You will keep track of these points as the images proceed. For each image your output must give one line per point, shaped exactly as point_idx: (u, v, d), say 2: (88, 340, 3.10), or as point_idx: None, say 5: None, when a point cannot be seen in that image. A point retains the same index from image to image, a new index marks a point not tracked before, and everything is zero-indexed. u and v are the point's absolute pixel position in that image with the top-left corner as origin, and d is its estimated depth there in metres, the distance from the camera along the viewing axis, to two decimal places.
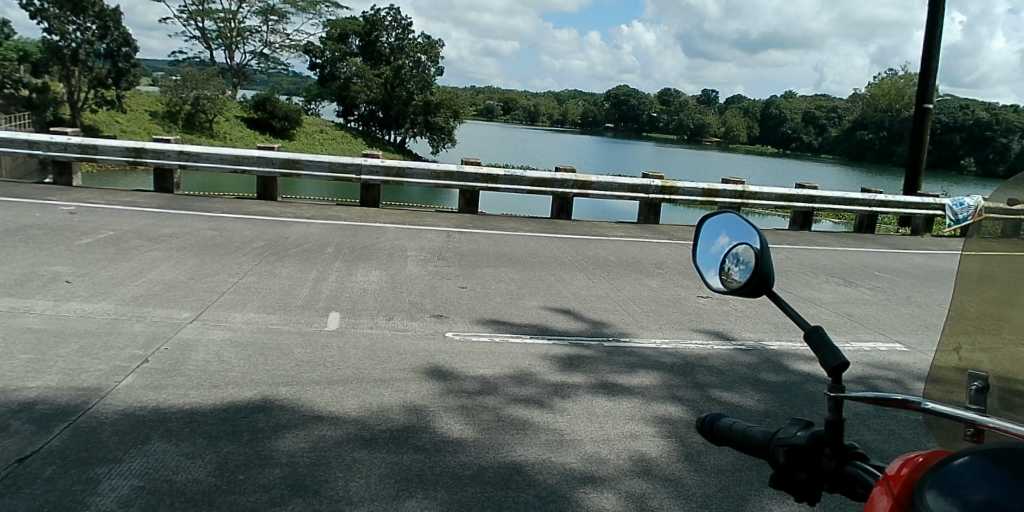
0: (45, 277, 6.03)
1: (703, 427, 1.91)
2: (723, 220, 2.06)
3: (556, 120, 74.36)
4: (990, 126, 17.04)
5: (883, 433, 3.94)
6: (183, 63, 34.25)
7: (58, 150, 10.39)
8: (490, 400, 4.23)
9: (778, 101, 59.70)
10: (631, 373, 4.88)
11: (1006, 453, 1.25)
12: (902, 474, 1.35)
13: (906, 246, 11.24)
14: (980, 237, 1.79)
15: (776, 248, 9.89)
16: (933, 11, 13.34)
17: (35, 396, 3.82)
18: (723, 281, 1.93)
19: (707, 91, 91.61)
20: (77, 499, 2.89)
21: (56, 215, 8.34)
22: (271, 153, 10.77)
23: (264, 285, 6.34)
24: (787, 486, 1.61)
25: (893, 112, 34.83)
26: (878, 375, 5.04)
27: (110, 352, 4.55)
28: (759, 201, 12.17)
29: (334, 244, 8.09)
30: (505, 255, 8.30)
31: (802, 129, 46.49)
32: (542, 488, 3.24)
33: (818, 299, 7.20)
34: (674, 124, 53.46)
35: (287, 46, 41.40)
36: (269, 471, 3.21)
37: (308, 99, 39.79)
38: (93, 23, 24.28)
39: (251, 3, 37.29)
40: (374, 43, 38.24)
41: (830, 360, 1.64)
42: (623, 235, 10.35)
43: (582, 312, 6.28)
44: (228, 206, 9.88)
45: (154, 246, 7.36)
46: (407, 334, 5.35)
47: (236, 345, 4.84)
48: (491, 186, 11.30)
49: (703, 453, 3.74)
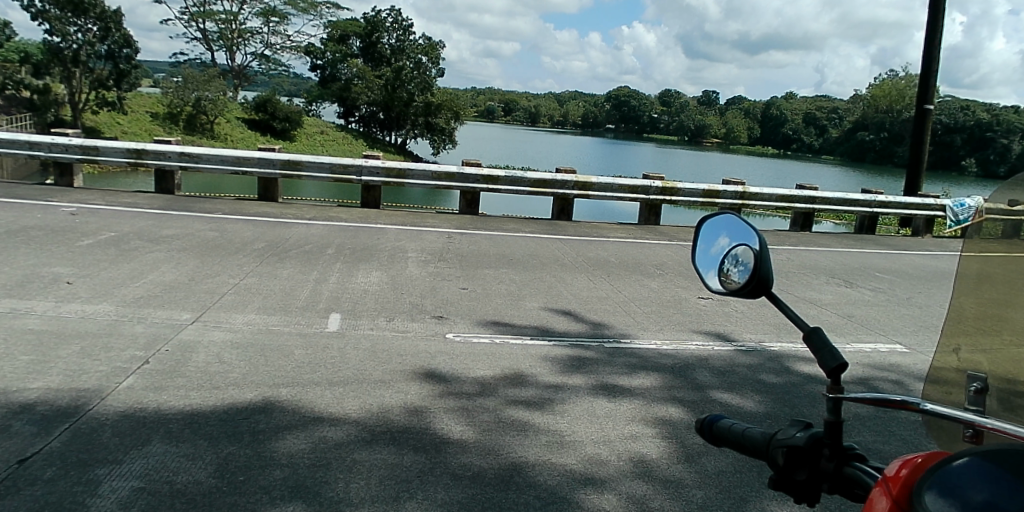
0: (45, 278, 6.04)
1: (703, 428, 1.91)
2: (724, 222, 2.06)
3: (556, 121, 74.39)
4: (990, 127, 17.05)
5: (884, 434, 3.94)
6: (184, 64, 34.31)
7: (59, 151, 10.40)
8: (490, 401, 4.23)
9: (779, 102, 59.71)
10: (631, 374, 4.87)
11: (1006, 454, 1.25)
12: (901, 476, 1.35)
13: (907, 247, 11.23)
14: (980, 238, 1.79)
15: (777, 249, 9.89)
16: (933, 12, 13.35)
17: (36, 397, 3.82)
18: (723, 283, 1.92)
19: (708, 93, 91.64)
20: (77, 500, 2.89)
21: (57, 216, 8.34)
22: (271, 155, 10.78)
23: (266, 286, 6.34)
24: (786, 488, 1.60)
25: (894, 114, 34.87)
26: (878, 376, 5.03)
27: (111, 353, 4.55)
28: (759, 202, 12.18)
29: (335, 246, 8.09)
30: (506, 256, 8.31)
31: (802, 130, 46.49)
32: (542, 489, 3.25)
33: (818, 300, 7.20)
34: (674, 125, 53.48)
35: (288, 47, 41.46)
36: (270, 473, 3.22)
37: (308, 100, 39.84)
38: (94, 25, 24.30)
39: (252, 5, 37.36)
40: (375, 45, 38.35)
41: (829, 361, 1.64)
42: (624, 236, 10.35)
43: (583, 313, 6.28)
44: (228, 207, 9.89)
45: (155, 247, 7.36)
46: (407, 335, 5.35)
47: (236, 346, 4.84)
48: (492, 188, 11.31)
49: (703, 454, 3.73)
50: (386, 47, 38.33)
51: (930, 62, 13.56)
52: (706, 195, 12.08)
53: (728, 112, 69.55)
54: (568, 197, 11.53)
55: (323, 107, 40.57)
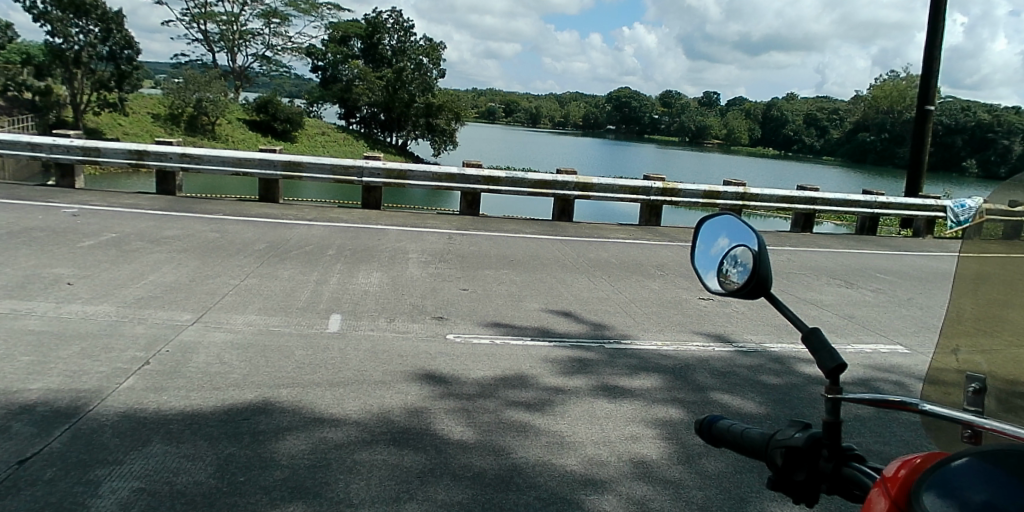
0: (46, 279, 6.04)
1: (702, 428, 1.91)
2: (724, 222, 2.05)
3: (556, 122, 74.36)
4: (992, 128, 16.96)
5: (884, 435, 3.93)
6: (185, 65, 34.34)
7: (60, 153, 10.41)
8: (490, 403, 4.22)
9: (780, 103, 59.69)
10: (632, 375, 4.87)
11: (1006, 456, 1.25)
12: (899, 476, 1.35)
13: (907, 248, 11.22)
14: (981, 239, 1.79)
15: (778, 251, 9.88)
16: (934, 14, 13.35)
17: (36, 398, 3.83)
18: (722, 283, 1.92)
19: (709, 94, 91.62)
20: (77, 501, 2.89)
21: (57, 217, 8.35)
22: (272, 156, 10.78)
23: (267, 287, 6.34)
24: (784, 488, 1.60)
25: (896, 114, 34.83)
26: (879, 377, 5.02)
27: (111, 354, 4.55)
28: (760, 203, 12.17)
29: (335, 247, 8.09)
30: (506, 257, 8.30)
31: (803, 131, 46.45)
32: (542, 490, 3.24)
33: (819, 301, 7.19)
34: (676, 126, 53.49)
35: (289, 48, 41.50)
36: (270, 473, 3.22)
37: (309, 102, 39.85)
38: (96, 26, 24.31)
39: (253, 6, 37.41)
40: (376, 46, 38.41)
41: (827, 361, 1.64)
42: (625, 237, 10.34)
43: (583, 314, 6.28)
44: (229, 208, 9.90)
45: (156, 248, 7.36)
46: (408, 336, 5.35)
47: (237, 347, 4.84)
48: (492, 189, 11.30)
49: (703, 455, 3.73)
50: (387, 48, 38.39)
51: (931, 63, 13.55)
52: (707, 196, 12.08)
53: (729, 113, 69.48)
54: (569, 198, 11.52)
55: (324, 109, 40.59)
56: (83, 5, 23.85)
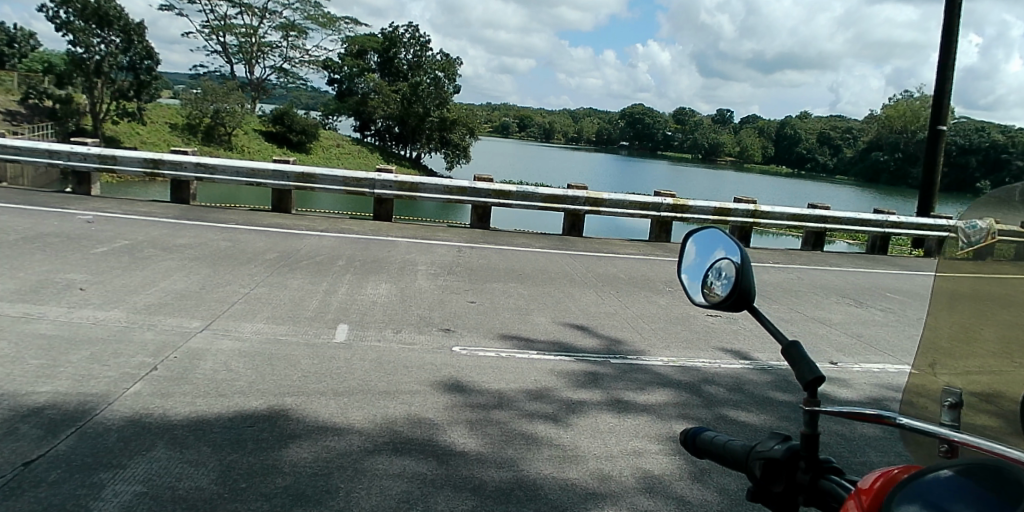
0: (59, 285, 6.13)
1: (685, 440, 1.90)
2: (711, 236, 2.07)
3: (569, 136, 75.19)
4: None
5: (890, 455, 3.92)
6: (204, 76, 34.86)
7: (77, 160, 10.57)
8: (497, 414, 4.25)
9: (793, 123, 59.98)
10: (640, 390, 4.88)
11: (986, 469, 1.25)
12: (874, 488, 1.36)
13: (921, 267, 11.16)
14: (993, 260, 1.72)
15: (787, 269, 9.81)
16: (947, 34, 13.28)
17: (45, 401, 3.89)
18: (706, 296, 1.96)
19: (723, 112, 92.02)
20: (81, 503, 2.94)
21: (73, 224, 8.46)
22: (286, 167, 10.89)
23: (277, 296, 6.40)
24: (763, 499, 1.61)
25: (909, 134, 35.18)
26: (890, 397, 4.98)
27: (120, 359, 4.63)
28: (771, 220, 12.09)
29: (346, 258, 8.17)
30: (515, 270, 8.33)
31: (816, 150, 47.07)
32: (543, 503, 3.24)
33: (829, 319, 7.16)
34: (688, 143, 54.51)
35: (306, 61, 42.15)
36: (272, 480, 3.25)
37: (325, 114, 40.20)
38: (118, 37, 24.70)
39: (271, 19, 38.01)
40: (392, 59, 39.26)
41: (805, 374, 1.64)
42: (635, 253, 10.34)
43: (593, 329, 6.30)
44: (241, 218, 9.99)
45: (168, 256, 7.46)
46: (414, 348, 5.37)
47: (244, 355, 4.89)
48: (503, 202, 11.31)
49: (708, 472, 3.72)
50: (403, 62, 39.04)
51: (943, 84, 13.51)
52: (718, 212, 12.02)
53: (739, 131, 70.03)
54: (578, 212, 11.53)
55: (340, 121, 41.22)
56: (105, 17, 24.30)
